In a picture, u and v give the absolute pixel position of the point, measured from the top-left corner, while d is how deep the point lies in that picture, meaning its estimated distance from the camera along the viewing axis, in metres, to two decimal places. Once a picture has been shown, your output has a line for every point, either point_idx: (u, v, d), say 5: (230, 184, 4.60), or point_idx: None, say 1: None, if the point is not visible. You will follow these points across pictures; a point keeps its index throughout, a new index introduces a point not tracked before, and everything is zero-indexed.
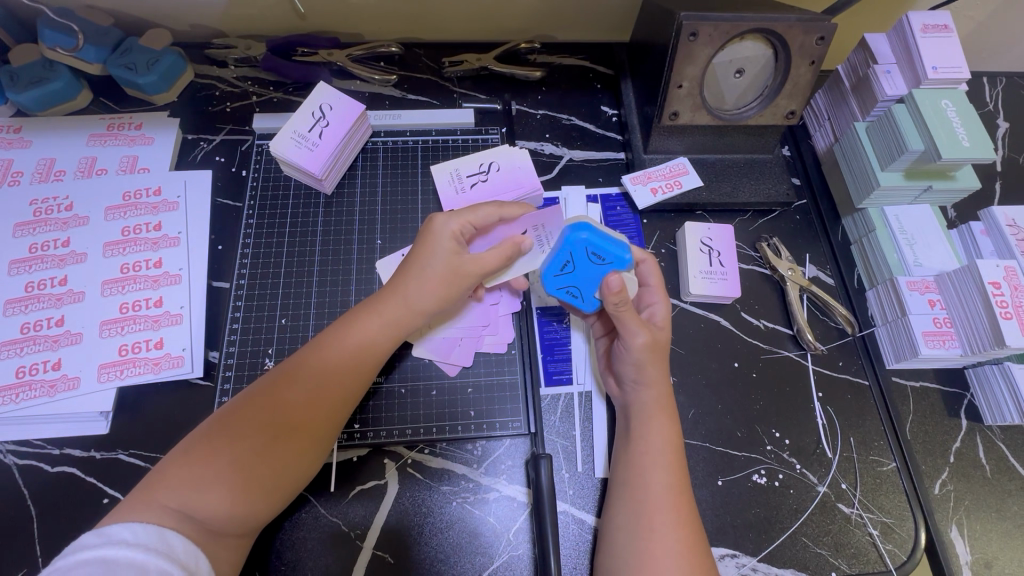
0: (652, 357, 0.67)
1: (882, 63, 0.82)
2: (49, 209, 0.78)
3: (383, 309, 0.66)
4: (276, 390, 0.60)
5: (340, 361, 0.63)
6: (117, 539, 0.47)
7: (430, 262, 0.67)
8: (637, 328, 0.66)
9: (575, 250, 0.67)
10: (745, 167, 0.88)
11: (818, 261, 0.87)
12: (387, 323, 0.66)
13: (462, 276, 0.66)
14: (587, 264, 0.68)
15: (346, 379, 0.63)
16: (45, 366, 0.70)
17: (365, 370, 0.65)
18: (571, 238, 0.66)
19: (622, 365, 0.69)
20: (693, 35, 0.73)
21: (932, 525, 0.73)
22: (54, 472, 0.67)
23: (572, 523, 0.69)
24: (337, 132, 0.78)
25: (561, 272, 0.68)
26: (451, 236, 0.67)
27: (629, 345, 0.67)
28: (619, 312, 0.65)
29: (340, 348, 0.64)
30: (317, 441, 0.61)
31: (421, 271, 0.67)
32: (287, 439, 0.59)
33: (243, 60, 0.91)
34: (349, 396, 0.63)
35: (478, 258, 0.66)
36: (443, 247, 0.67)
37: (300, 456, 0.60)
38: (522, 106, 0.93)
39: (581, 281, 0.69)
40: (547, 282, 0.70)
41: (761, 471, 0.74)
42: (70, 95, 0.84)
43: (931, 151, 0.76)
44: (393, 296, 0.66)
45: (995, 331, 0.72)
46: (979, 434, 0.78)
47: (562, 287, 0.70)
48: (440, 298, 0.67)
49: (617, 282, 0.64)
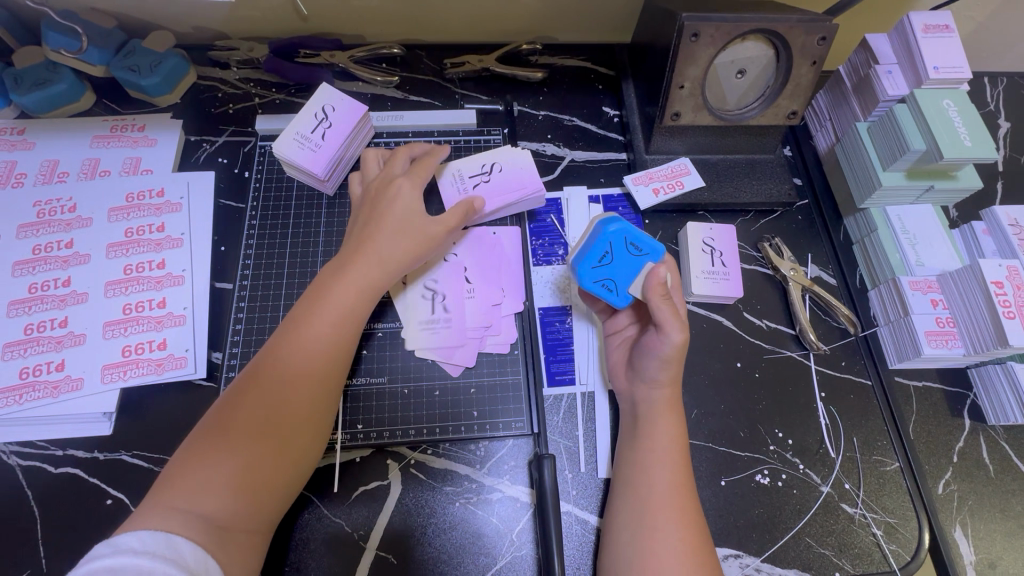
0: (679, 356, 0.66)
1: (884, 63, 0.82)
2: (53, 210, 0.78)
3: (353, 276, 0.66)
4: (260, 377, 0.60)
5: (318, 337, 0.63)
6: (126, 548, 0.48)
7: (391, 224, 0.69)
8: (674, 325, 0.64)
9: (614, 243, 0.68)
10: (746, 167, 0.88)
11: (820, 261, 0.87)
12: (360, 290, 0.66)
13: (427, 234, 0.70)
14: (623, 257, 0.68)
15: (328, 355, 0.63)
16: (49, 367, 0.71)
17: (346, 340, 0.65)
18: (609, 229, 0.68)
19: (647, 359, 0.67)
20: (695, 36, 0.73)
21: (936, 525, 0.73)
22: (58, 473, 0.67)
23: (576, 523, 0.69)
24: (340, 132, 0.78)
25: (598, 263, 0.69)
26: (410, 192, 0.71)
27: (664, 341, 0.65)
28: (663, 307, 0.64)
29: (316, 325, 0.63)
30: (312, 421, 0.61)
31: (384, 231, 0.69)
32: (281, 422, 0.59)
33: (245, 61, 0.91)
34: (335, 368, 0.63)
35: (442, 218, 0.71)
36: (403, 209, 0.70)
37: (298, 439, 0.60)
38: (524, 107, 0.94)
39: (617, 271, 0.68)
40: (582, 274, 0.69)
41: (765, 471, 0.74)
42: (73, 97, 0.84)
43: (932, 151, 0.76)
44: (362, 263, 0.67)
45: (998, 331, 0.72)
46: (982, 433, 0.78)
47: (598, 279, 0.69)
48: (408, 256, 0.69)
49: (661, 273, 0.65)
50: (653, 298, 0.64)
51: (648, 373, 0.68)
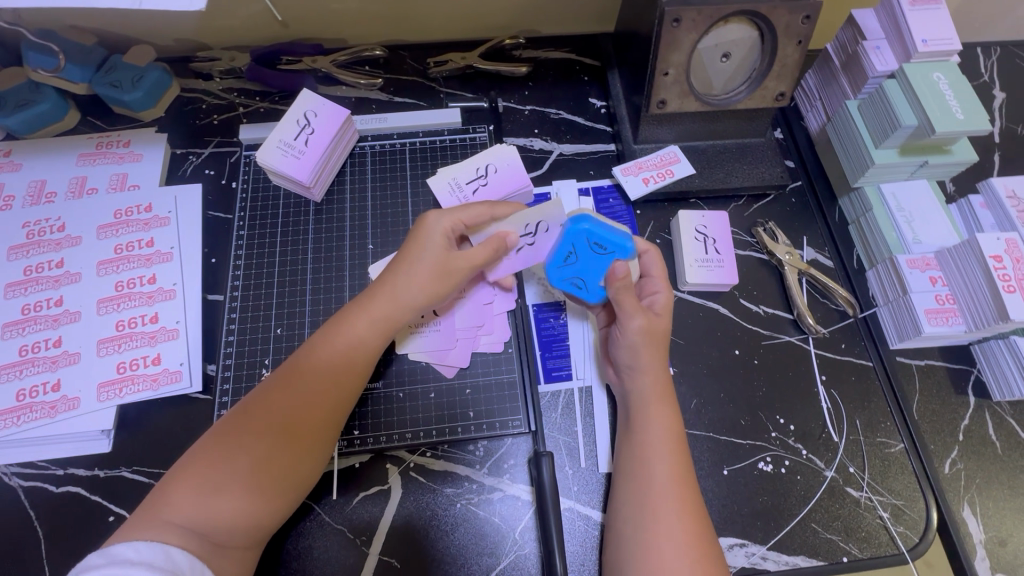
0: (648, 338, 0.67)
1: (871, 39, 0.81)
2: (42, 231, 0.78)
3: (371, 306, 0.66)
4: (272, 396, 0.60)
5: (331, 367, 0.63)
6: (121, 558, 0.48)
7: (421, 264, 0.67)
8: (633, 313, 0.66)
9: (577, 243, 0.68)
10: (737, 152, 0.87)
11: (816, 244, 0.86)
12: (375, 322, 0.65)
13: (451, 271, 0.67)
14: (589, 255, 0.69)
15: (341, 386, 0.62)
16: (45, 388, 0.71)
17: (359, 370, 0.64)
18: (573, 227, 0.67)
19: (618, 349, 0.69)
20: (676, 21, 0.72)
21: (943, 504, 0.72)
22: (59, 492, 0.68)
23: (578, 520, 0.69)
24: (323, 139, 0.78)
25: (564, 264, 0.70)
26: (441, 234, 0.67)
27: (625, 329, 0.67)
28: (624, 298, 0.66)
29: (331, 353, 0.63)
30: (316, 448, 0.61)
31: (410, 268, 0.67)
32: (289, 444, 0.59)
33: (228, 71, 0.92)
34: (345, 396, 0.63)
35: (469, 255, 0.67)
36: (433, 247, 0.67)
37: (301, 464, 0.59)
38: (510, 103, 0.93)
39: (585, 270, 0.69)
40: (551, 273, 0.71)
41: (767, 458, 0.74)
42: (58, 116, 0.84)
43: (924, 126, 0.75)
44: (382, 294, 0.66)
45: (999, 306, 0.71)
46: (987, 410, 0.77)
47: (567, 278, 0.71)
48: (430, 294, 0.67)
49: (622, 268, 0.65)
50: (614, 291, 0.66)
51: (624, 363, 0.69)
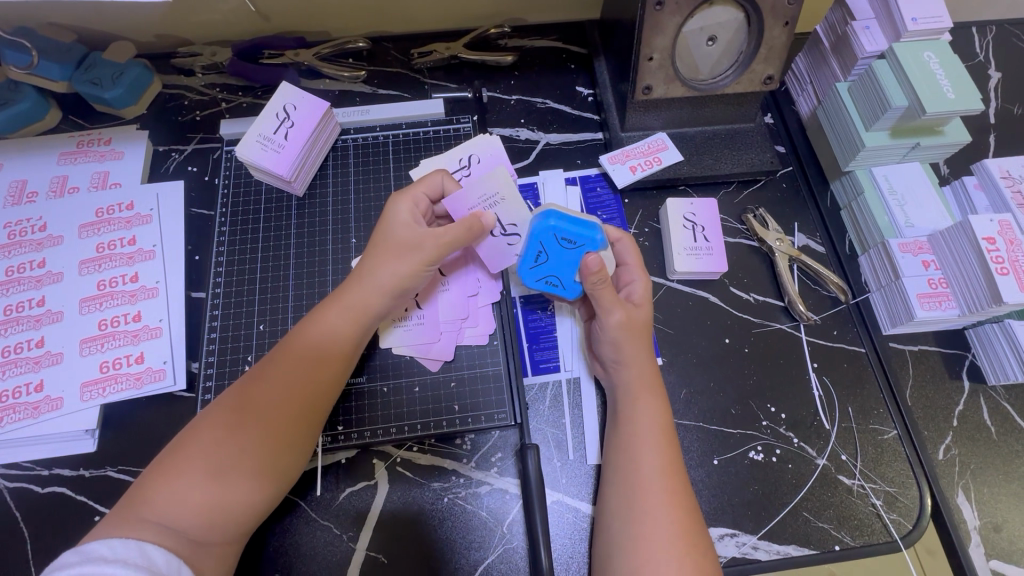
0: (631, 334, 0.66)
1: (861, 19, 0.80)
2: (23, 231, 0.78)
3: (345, 297, 0.66)
4: (248, 391, 0.60)
5: (307, 359, 0.62)
6: (96, 556, 0.46)
7: (388, 245, 0.67)
8: (611, 306, 0.66)
9: (547, 240, 0.67)
10: (725, 138, 0.86)
11: (807, 229, 0.85)
12: (350, 313, 0.65)
13: (420, 249, 0.66)
14: (561, 252, 0.67)
15: (317, 379, 0.62)
16: (28, 388, 0.70)
17: (337, 363, 0.64)
18: (542, 226, 0.66)
19: (603, 346, 0.69)
20: (659, 4, 0.70)
21: (937, 490, 0.71)
22: (45, 493, 0.67)
23: (567, 512, 0.68)
24: (303, 132, 0.77)
25: (536, 264, 0.68)
26: (405, 215, 0.68)
27: (605, 323, 0.66)
28: (600, 291, 0.65)
29: (306, 345, 0.63)
30: (293, 443, 0.60)
31: (381, 254, 0.67)
32: (268, 439, 0.58)
33: (210, 66, 0.90)
34: (322, 388, 0.62)
35: (437, 232, 0.66)
36: (399, 227, 0.67)
37: (278, 460, 0.59)
38: (495, 93, 0.92)
39: (559, 268, 0.68)
40: (525, 276, 0.69)
41: (758, 447, 0.73)
42: (38, 115, 0.84)
43: (915, 106, 0.73)
44: (355, 283, 0.66)
45: (992, 288, 0.70)
46: (982, 395, 0.76)
47: (541, 278, 0.69)
48: (402, 276, 0.66)
49: (597, 262, 0.63)
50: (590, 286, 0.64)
51: (609, 357, 0.68)
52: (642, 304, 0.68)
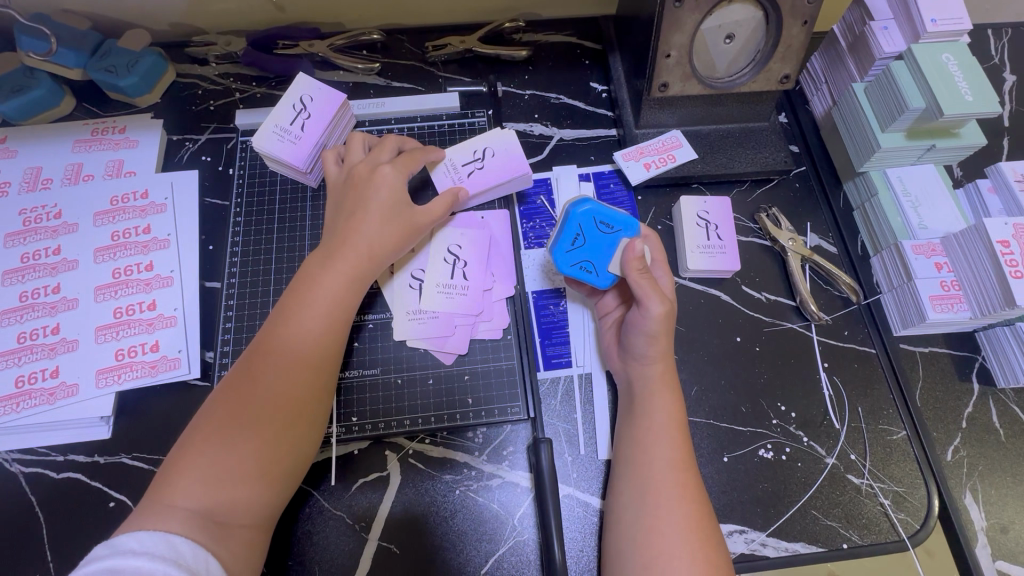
0: (665, 328, 0.65)
1: (879, 19, 0.79)
2: (39, 218, 0.78)
3: (338, 267, 0.66)
4: (253, 368, 0.60)
5: (307, 334, 0.62)
6: (124, 548, 0.48)
7: (377, 211, 0.69)
8: (654, 298, 0.64)
9: (585, 224, 0.68)
10: (739, 137, 0.86)
11: (820, 230, 0.85)
12: (344, 281, 0.66)
13: (411, 222, 0.71)
14: (598, 237, 0.68)
15: (315, 349, 0.62)
16: (44, 374, 0.71)
17: (335, 333, 0.64)
18: (578, 210, 0.68)
19: (633, 335, 0.67)
20: (679, 1, 0.69)
21: (945, 490, 0.71)
22: (60, 479, 0.68)
23: (578, 506, 0.69)
24: (318, 124, 0.77)
25: (573, 247, 0.69)
26: (396, 182, 0.71)
27: (646, 314, 0.64)
28: (640, 280, 0.64)
29: (305, 320, 0.63)
30: (301, 419, 0.60)
31: (373, 223, 0.68)
32: (276, 417, 0.59)
33: (223, 56, 0.89)
34: (323, 361, 0.63)
35: (428, 208, 0.72)
36: (385, 194, 0.69)
37: (289, 436, 0.59)
38: (509, 87, 0.91)
39: (595, 251, 0.69)
40: (560, 257, 0.69)
41: (768, 445, 0.73)
42: (53, 102, 0.84)
43: (932, 109, 0.73)
44: (347, 253, 0.67)
45: (1005, 292, 0.70)
46: (992, 397, 0.76)
47: (576, 262, 0.69)
48: (392, 245, 0.69)
49: (639, 250, 0.65)
50: (631, 273, 0.64)
51: (636, 347, 0.67)
52: (674, 298, 0.68)
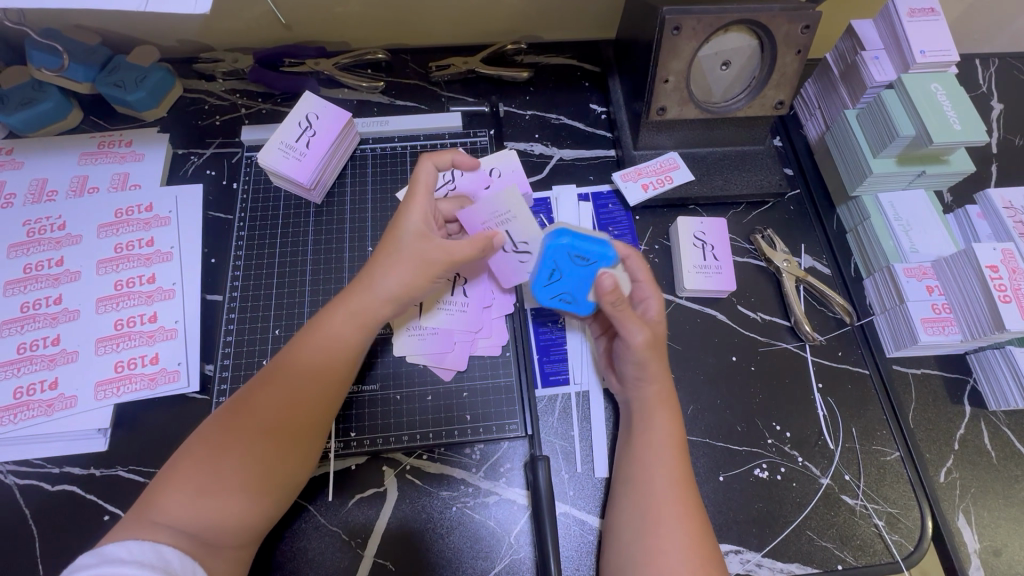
0: (652, 353, 0.66)
1: (870, 49, 0.82)
2: (43, 229, 0.79)
3: (352, 304, 0.66)
4: (257, 396, 0.61)
5: (314, 364, 0.63)
6: (113, 557, 0.48)
7: (400, 252, 0.67)
8: (634, 324, 0.65)
9: (558, 257, 0.67)
10: (735, 159, 0.87)
11: (813, 251, 0.86)
12: (356, 318, 0.66)
13: (429, 261, 0.66)
14: (575, 270, 0.67)
15: (320, 382, 0.63)
16: (43, 386, 0.71)
17: (342, 366, 0.64)
18: (555, 244, 0.66)
19: (624, 364, 0.69)
20: (677, 29, 0.72)
21: (938, 512, 0.72)
22: (55, 491, 0.68)
23: (574, 525, 0.69)
24: (324, 142, 0.78)
25: (550, 281, 0.68)
26: (417, 220, 0.67)
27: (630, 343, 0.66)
28: (620, 313, 0.65)
29: (315, 349, 0.64)
30: (298, 447, 0.60)
31: (390, 260, 0.67)
32: (271, 444, 0.59)
33: (231, 73, 0.92)
34: (330, 393, 0.63)
35: (447, 246, 0.67)
36: (409, 231, 0.67)
37: (282, 464, 0.59)
38: (511, 107, 0.93)
39: (572, 284, 0.68)
40: (539, 294, 0.69)
41: (763, 464, 0.74)
42: (61, 116, 0.85)
43: (922, 136, 0.75)
44: (361, 289, 0.66)
45: (994, 316, 0.71)
46: (983, 419, 0.77)
47: (555, 295, 0.69)
48: (408, 286, 0.67)
49: (610, 281, 0.63)
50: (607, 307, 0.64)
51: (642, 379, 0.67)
52: (659, 325, 0.69)
